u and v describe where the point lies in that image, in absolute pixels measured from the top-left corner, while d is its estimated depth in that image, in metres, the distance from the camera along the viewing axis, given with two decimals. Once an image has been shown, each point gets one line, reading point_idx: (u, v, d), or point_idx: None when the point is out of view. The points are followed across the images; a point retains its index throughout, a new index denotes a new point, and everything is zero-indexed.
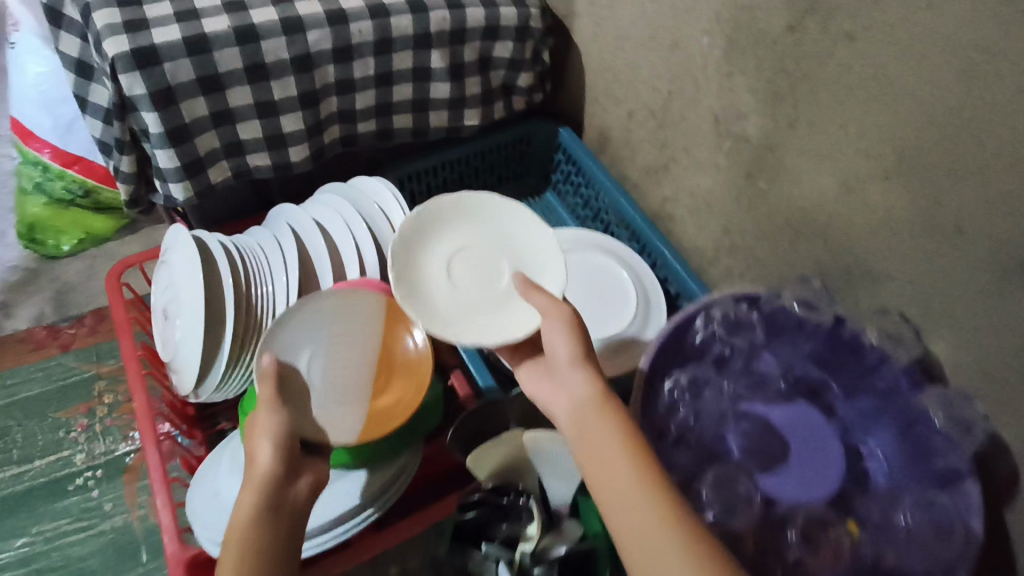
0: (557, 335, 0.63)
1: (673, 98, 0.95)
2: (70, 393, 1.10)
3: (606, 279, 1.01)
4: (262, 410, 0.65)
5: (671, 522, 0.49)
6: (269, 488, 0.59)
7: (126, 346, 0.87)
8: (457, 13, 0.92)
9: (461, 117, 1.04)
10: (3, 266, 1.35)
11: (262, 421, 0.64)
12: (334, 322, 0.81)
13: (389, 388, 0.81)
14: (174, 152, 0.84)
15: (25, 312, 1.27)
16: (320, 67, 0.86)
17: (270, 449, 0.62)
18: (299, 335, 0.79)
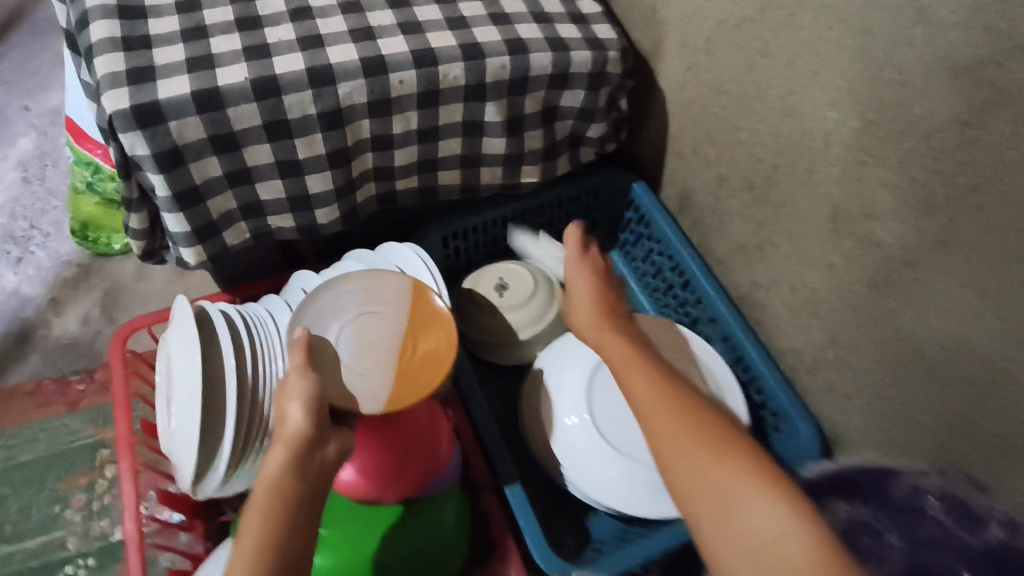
0: (579, 283, 0.72)
1: (779, 172, 0.76)
2: (74, 459, 0.98)
3: None
4: (294, 371, 0.59)
5: (699, 414, 0.52)
6: (300, 451, 0.55)
7: (120, 428, 0.79)
8: (519, 60, 0.77)
9: (518, 174, 0.89)
10: (57, 260, 1.33)
11: (297, 382, 0.58)
12: (361, 296, 0.73)
13: (420, 350, 0.69)
14: (184, 216, 0.73)
15: (71, 313, 1.26)
16: (353, 122, 0.73)
17: (300, 410, 0.56)
18: (325, 313, 0.72)
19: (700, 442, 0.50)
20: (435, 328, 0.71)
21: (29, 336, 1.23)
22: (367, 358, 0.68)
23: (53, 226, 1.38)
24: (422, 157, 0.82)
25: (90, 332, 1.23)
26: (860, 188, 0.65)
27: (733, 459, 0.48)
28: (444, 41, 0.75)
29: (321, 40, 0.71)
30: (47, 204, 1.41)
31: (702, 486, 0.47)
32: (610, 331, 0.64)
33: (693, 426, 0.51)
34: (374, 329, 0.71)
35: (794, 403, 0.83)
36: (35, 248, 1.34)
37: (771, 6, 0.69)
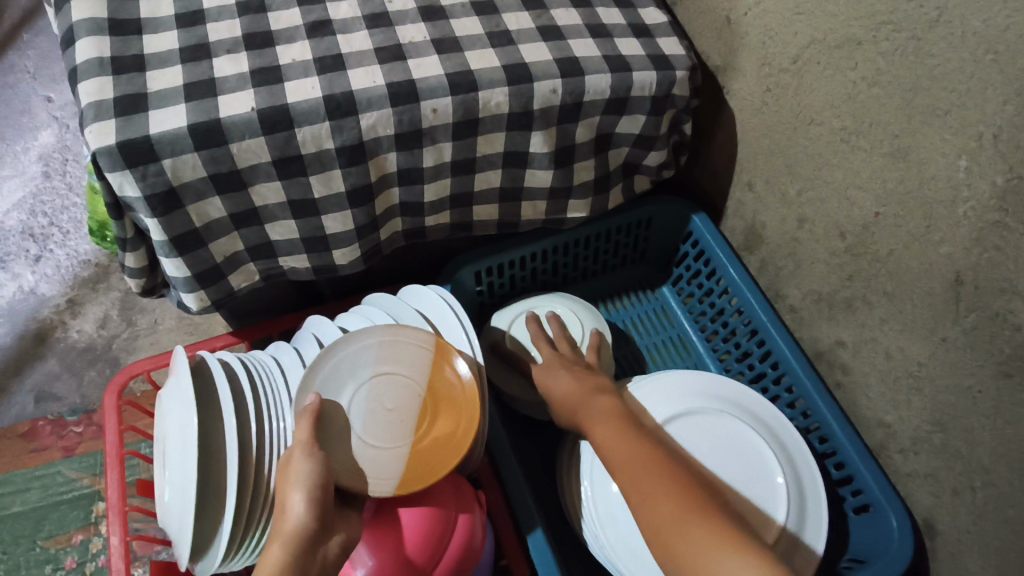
0: (551, 365, 0.70)
1: (881, 222, 0.64)
2: (66, 515, 0.88)
3: (750, 463, 0.69)
4: (299, 450, 0.51)
5: (667, 473, 0.52)
6: (299, 549, 0.46)
7: (112, 492, 0.70)
8: (573, 83, 0.65)
9: (564, 208, 0.77)
10: (76, 258, 1.27)
11: (303, 463, 0.50)
12: (379, 351, 0.61)
13: (437, 430, 0.59)
14: (183, 262, 0.63)
15: (90, 313, 1.22)
16: (378, 156, 0.63)
17: (305, 498, 0.48)
18: (341, 368, 0.60)
19: (670, 515, 0.48)
20: (456, 401, 0.60)
21: (47, 337, 1.19)
22: (378, 434, 0.58)
23: (72, 222, 1.31)
24: (456, 191, 0.71)
25: (107, 336, 1.20)
26: (997, 257, 0.53)
27: (700, 523, 0.47)
28: (485, 62, 0.64)
29: (342, 60, 0.61)
30: (65, 199, 1.34)
31: (679, 563, 0.46)
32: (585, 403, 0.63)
33: (664, 494, 0.50)
34: (390, 396, 0.60)
35: (883, 487, 0.70)
36: (54, 246, 1.28)
37: (889, 27, 0.56)
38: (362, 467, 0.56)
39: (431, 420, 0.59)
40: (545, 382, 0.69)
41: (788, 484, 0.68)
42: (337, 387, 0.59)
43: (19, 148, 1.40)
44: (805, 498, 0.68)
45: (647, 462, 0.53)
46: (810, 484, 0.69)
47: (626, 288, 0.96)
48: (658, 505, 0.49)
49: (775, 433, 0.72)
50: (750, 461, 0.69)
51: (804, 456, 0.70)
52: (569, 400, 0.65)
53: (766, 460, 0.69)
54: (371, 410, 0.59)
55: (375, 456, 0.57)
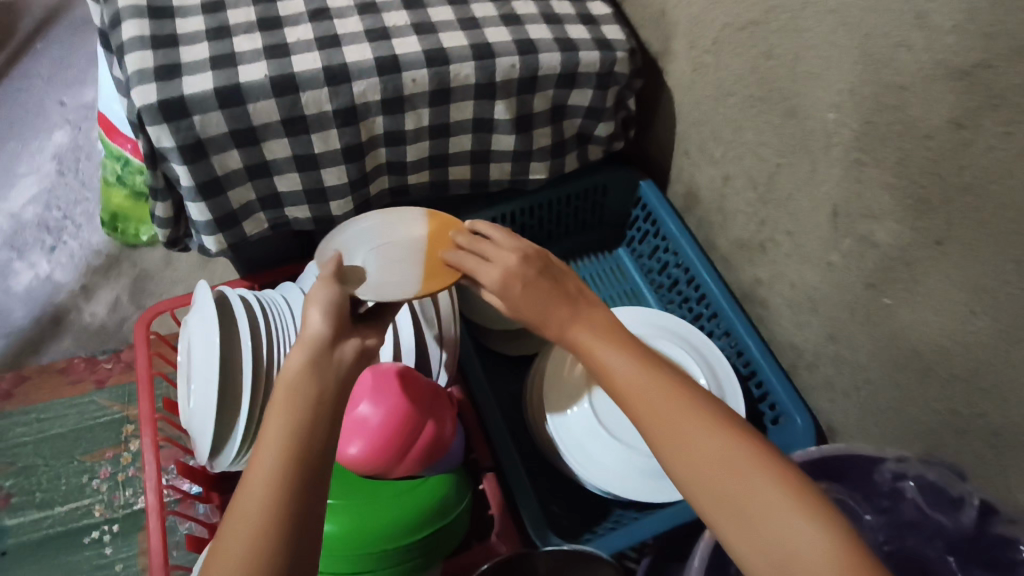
0: (510, 277, 0.60)
1: (781, 171, 0.78)
2: (99, 435, 1.00)
3: None
4: (319, 279, 0.55)
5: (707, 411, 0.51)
6: (320, 353, 0.50)
7: (144, 404, 0.84)
8: (529, 59, 0.79)
9: (526, 170, 0.91)
10: (88, 249, 1.40)
11: (320, 288, 0.54)
12: (378, 229, 0.71)
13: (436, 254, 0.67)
14: (206, 206, 0.77)
15: (102, 297, 1.34)
16: (367, 119, 0.77)
17: (320, 313, 0.52)
18: (350, 240, 0.70)
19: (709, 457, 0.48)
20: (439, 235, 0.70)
21: (63, 318, 1.31)
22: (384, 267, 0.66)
23: (85, 216, 1.45)
24: (433, 153, 0.85)
25: (117, 318, 1.32)
26: (860, 188, 0.67)
27: (749, 463, 0.48)
28: (455, 42, 0.78)
29: (338, 40, 0.75)
30: (80, 194, 1.48)
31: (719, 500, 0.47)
32: (578, 334, 0.57)
33: (703, 436, 0.49)
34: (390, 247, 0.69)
35: (793, 399, 0.83)
36: (68, 238, 1.42)
37: (777, 9, 0.71)
38: (379, 287, 0.62)
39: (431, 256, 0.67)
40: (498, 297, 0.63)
41: (709, 383, 0.83)
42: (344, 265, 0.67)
43: (36, 147, 1.54)
44: (724, 396, 0.83)
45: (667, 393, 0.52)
46: (729, 386, 0.84)
47: (586, 249, 1.10)
48: (698, 451, 0.49)
49: (701, 353, 0.86)
50: None
51: (723, 365, 0.86)
52: (558, 321, 0.58)
53: (691, 367, 0.85)
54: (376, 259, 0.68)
55: (383, 283, 0.63)
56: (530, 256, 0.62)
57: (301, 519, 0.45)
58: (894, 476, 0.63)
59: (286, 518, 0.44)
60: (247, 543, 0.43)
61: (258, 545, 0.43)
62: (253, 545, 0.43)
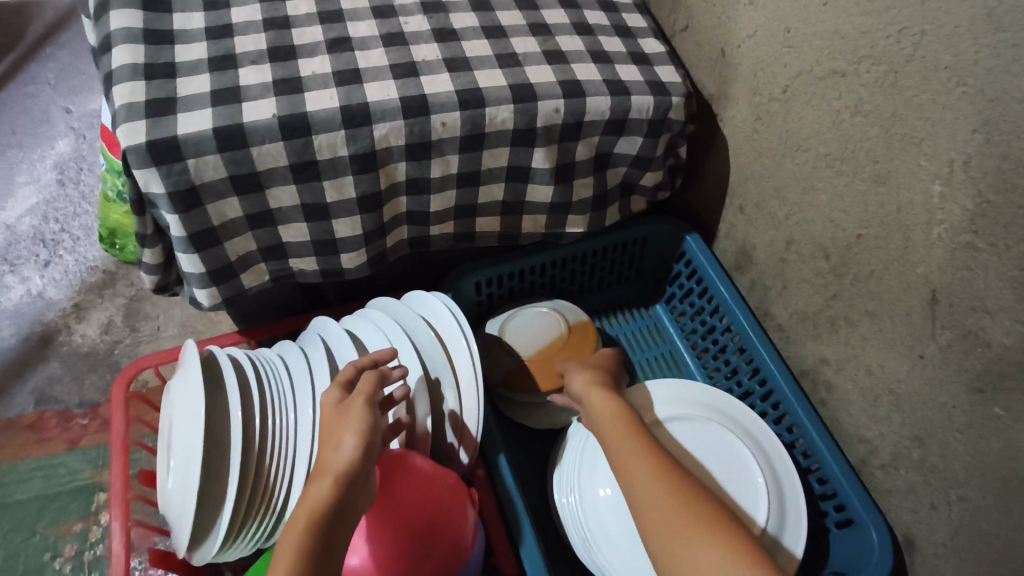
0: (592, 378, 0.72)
1: (861, 244, 0.68)
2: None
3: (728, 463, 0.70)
4: (360, 401, 0.59)
5: (713, 522, 0.51)
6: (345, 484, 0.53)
7: (115, 480, 0.72)
8: (575, 103, 0.70)
9: (563, 223, 0.81)
10: (84, 264, 1.26)
11: (358, 411, 0.58)
12: (524, 340, 0.86)
13: (568, 346, 0.85)
14: (199, 258, 0.67)
15: (93, 319, 1.19)
16: (388, 165, 0.67)
17: (355, 440, 0.56)
18: (517, 334, 0.87)
19: (708, 559, 0.48)
20: (586, 335, 0.87)
21: (47, 347, 1.14)
22: (543, 329, 0.87)
23: (83, 229, 1.32)
24: (461, 202, 0.75)
25: (109, 342, 1.16)
26: (969, 277, 0.56)
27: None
28: (493, 81, 0.68)
29: (359, 75, 0.65)
30: (78, 208, 1.36)
31: None
32: (625, 436, 0.61)
33: (705, 547, 0.49)
34: (528, 336, 0.86)
35: (865, 505, 0.71)
36: (63, 253, 1.28)
37: (870, 60, 0.61)
38: (558, 315, 0.88)
39: (565, 343, 0.85)
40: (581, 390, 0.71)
41: (767, 483, 0.69)
42: (516, 326, 0.87)
43: (36, 157, 1.43)
44: (785, 499, 0.69)
45: (678, 488, 0.55)
46: (788, 485, 0.71)
47: (619, 304, 1.00)
48: (701, 557, 0.49)
49: (756, 440, 0.73)
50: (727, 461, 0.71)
51: (783, 461, 0.72)
52: (612, 431, 0.63)
53: (746, 461, 0.70)
54: (532, 333, 0.87)
55: (551, 324, 0.87)
56: (607, 370, 0.76)
57: None
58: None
59: None
60: None
61: None
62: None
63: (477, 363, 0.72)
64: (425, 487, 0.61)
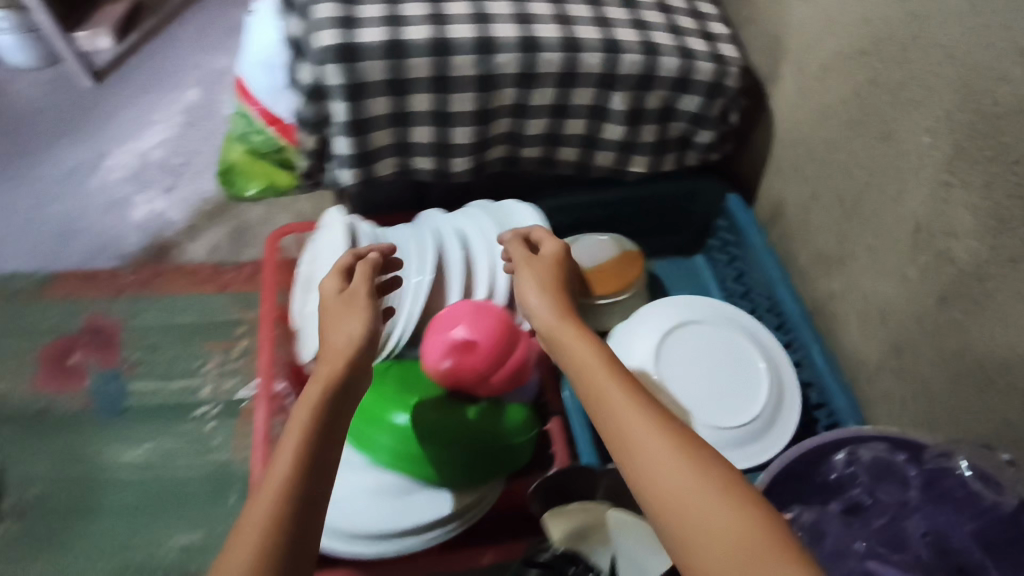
0: (544, 295, 0.67)
1: (869, 190, 0.84)
2: (216, 330, 1.06)
3: (737, 357, 0.89)
4: (357, 294, 0.67)
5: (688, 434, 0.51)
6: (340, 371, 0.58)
7: (266, 306, 0.96)
8: (650, 59, 0.89)
9: (628, 162, 1.00)
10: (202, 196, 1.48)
11: (357, 302, 0.66)
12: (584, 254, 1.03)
13: (618, 263, 1.03)
14: (351, 141, 0.90)
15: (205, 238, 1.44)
16: (501, 89, 0.88)
17: (358, 326, 0.63)
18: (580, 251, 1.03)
19: (678, 467, 0.48)
20: (635, 259, 1.04)
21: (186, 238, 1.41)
22: (597, 250, 1.04)
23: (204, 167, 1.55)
24: (549, 131, 0.95)
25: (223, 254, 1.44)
26: (943, 208, 0.72)
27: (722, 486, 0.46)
28: (588, 34, 0.89)
29: (490, 18, 0.87)
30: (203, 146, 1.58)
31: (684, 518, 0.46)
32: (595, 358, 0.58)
33: (678, 457, 0.48)
34: (588, 252, 1.03)
35: (851, 405, 0.89)
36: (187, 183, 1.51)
37: (888, 41, 0.78)
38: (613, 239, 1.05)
39: (618, 263, 1.03)
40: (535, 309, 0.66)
41: (767, 368, 0.87)
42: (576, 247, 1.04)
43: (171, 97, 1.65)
44: (782, 383, 0.87)
45: (632, 401, 0.53)
46: (785, 372, 0.88)
47: (665, 250, 1.17)
48: (671, 468, 0.48)
49: (761, 339, 0.91)
50: (737, 356, 0.89)
51: (783, 354, 0.90)
52: (584, 363, 0.58)
53: (750, 352, 0.89)
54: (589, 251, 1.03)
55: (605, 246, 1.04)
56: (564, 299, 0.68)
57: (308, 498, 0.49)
58: (844, 461, 0.66)
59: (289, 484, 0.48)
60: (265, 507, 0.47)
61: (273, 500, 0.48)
62: (263, 529, 0.46)
63: None
64: (498, 332, 0.81)
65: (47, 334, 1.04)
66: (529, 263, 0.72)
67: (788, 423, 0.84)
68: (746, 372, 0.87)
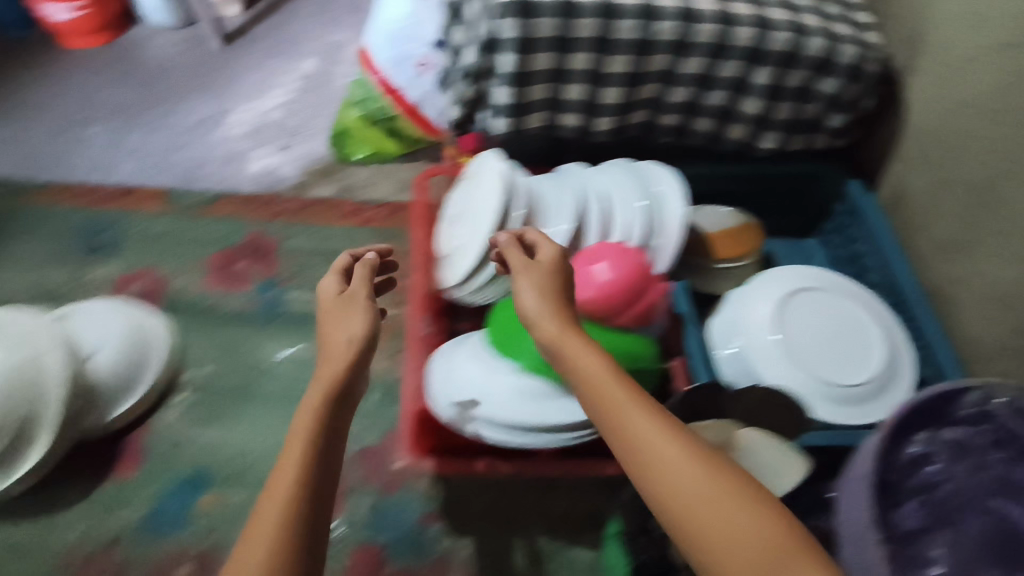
0: (540, 290, 0.69)
1: (1001, 178, 0.88)
2: None
3: (849, 319, 0.94)
4: (356, 297, 0.71)
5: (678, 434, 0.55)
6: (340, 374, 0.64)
7: (417, 237, 1.08)
8: (797, 38, 0.96)
9: (759, 137, 1.07)
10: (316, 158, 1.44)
11: (353, 305, 0.70)
12: (706, 220, 1.10)
13: (738, 230, 1.10)
14: (512, 91, 0.99)
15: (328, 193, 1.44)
16: (654, 54, 0.96)
17: (358, 328, 0.68)
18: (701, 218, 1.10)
19: (672, 463, 0.53)
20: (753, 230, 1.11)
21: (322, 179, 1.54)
22: (719, 218, 1.10)
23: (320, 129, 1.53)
24: (688, 100, 1.03)
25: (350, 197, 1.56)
26: None
27: (713, 485, 0.51)
28: (742, 10, 0.95)
29: None
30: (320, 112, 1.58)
31: (679, 516, 0.51)
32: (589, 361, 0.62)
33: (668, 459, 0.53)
34: (709, 219, 1.10)
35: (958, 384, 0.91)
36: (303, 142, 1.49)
37: None
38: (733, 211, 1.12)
39: (738, 230, 1.09)
40: (527, 307, 0.68)
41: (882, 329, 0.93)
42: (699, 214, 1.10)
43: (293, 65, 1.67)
44: (897, 343, 0.93)
45: (624, 405, 0.57)
46: (897, 334, 0.94)
47: (778, 229, 1.23)
48: (665, 468, 0.53)
49: (871, 304, 0.96)
50: (849, 318, 0.94)
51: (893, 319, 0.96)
52: (579, 366, 0.62)
53: (863, 315, 0.94)
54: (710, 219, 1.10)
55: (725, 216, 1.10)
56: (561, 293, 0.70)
57: (314, 500, 0.55)
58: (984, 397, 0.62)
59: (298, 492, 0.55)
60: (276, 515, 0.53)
61: (285, 506, 0.54)
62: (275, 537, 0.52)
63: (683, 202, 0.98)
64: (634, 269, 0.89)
65: (218, 242, 1.18)
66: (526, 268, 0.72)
67: (904, 379, 0.90)
68: (861, 335, 0.92)
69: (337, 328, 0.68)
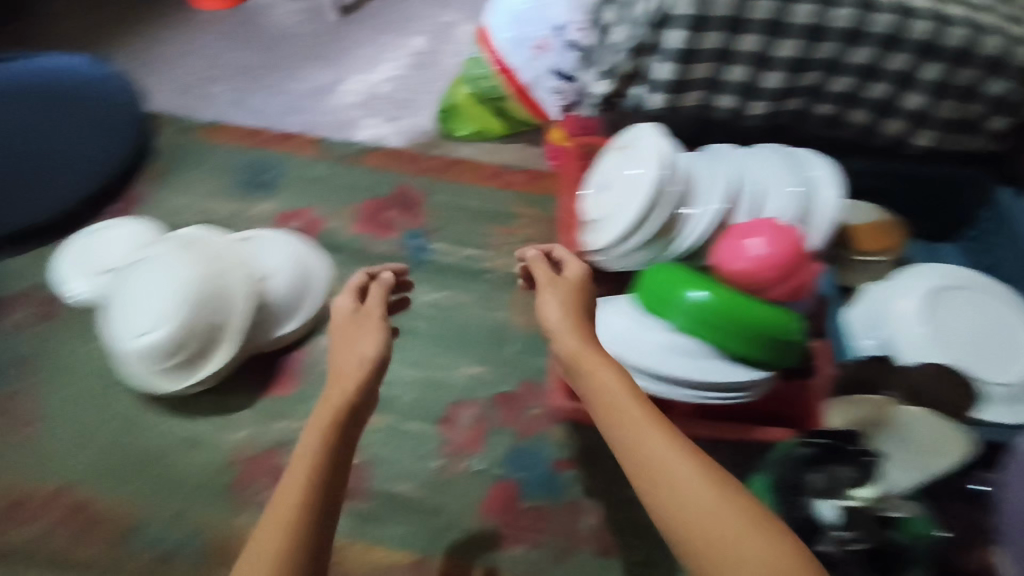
0: (564, 310, 0.74)
1: None
2: (496, 218, 1.23)
3: (1000, 316, 0.95)
4: (366, 315, 0.77)
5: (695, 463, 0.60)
6: (346, 402, 0.70)
7: (568, 205, 1.15)
8: (974, 35, 0.96)
9: (915, 133, 1.07)
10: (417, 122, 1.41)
11: (366, 323, 0.76)
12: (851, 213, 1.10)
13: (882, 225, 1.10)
14: (675, 67, 1.02)
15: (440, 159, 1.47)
16: (826, 41, 0.98)
17: (372, 349, 0.73)
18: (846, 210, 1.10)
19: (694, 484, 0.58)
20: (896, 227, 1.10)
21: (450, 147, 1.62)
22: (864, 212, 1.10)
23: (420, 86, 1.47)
24: (848, 90, 1.03)
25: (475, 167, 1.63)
26: None
27: (730, 511, 0.55)
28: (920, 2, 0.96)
29: None
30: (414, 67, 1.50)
31: (697, 539, 0.55)
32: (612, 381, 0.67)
33: (688, 484, 0.58)
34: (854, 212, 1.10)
35: None
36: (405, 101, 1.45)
37: None
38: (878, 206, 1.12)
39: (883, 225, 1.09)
40: (553, 323, 0.73)
41: None
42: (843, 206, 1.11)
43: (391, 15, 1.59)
44: None
45: (648, 429, 0.62)
46: None
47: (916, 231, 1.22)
48: (682, 497, 0.58)
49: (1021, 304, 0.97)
50: (999, 315, 0.95)
51: None
52: (600, 386, 0.67)
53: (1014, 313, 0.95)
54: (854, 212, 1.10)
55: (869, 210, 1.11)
56: (585, 314, 0.75)
57: (315, 519, 0.62)
58: None
59: (303, 512, 0.62)
60: (281, 534, 0.60)
61: (287, 526, 0.61)
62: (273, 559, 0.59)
63: (839, 190, 1.00)
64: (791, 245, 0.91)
65: (367, 193, 1.26)
66: (552, 284, 0.77)
67: None
68: (1012, 332, 0.94)
69: (352, 347, 0.74)
